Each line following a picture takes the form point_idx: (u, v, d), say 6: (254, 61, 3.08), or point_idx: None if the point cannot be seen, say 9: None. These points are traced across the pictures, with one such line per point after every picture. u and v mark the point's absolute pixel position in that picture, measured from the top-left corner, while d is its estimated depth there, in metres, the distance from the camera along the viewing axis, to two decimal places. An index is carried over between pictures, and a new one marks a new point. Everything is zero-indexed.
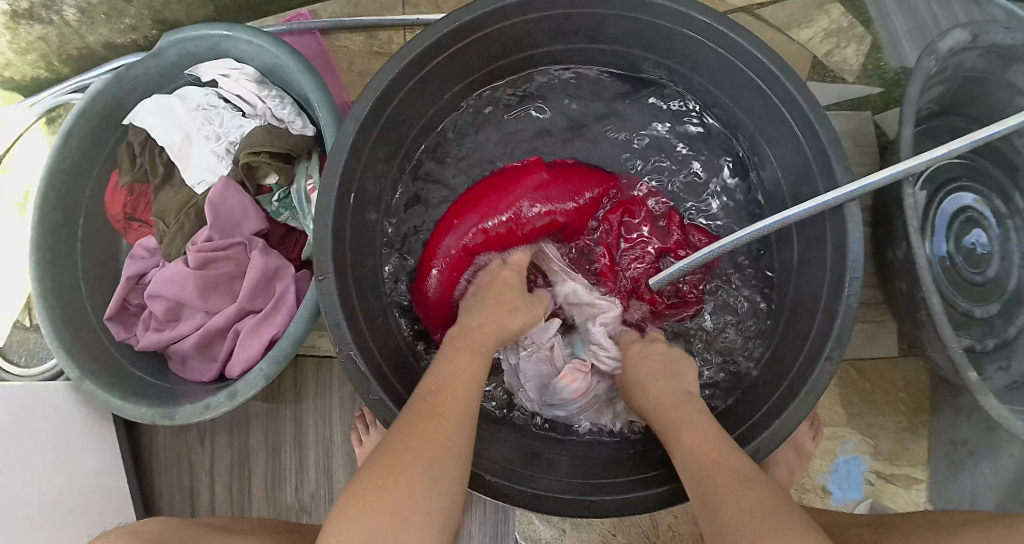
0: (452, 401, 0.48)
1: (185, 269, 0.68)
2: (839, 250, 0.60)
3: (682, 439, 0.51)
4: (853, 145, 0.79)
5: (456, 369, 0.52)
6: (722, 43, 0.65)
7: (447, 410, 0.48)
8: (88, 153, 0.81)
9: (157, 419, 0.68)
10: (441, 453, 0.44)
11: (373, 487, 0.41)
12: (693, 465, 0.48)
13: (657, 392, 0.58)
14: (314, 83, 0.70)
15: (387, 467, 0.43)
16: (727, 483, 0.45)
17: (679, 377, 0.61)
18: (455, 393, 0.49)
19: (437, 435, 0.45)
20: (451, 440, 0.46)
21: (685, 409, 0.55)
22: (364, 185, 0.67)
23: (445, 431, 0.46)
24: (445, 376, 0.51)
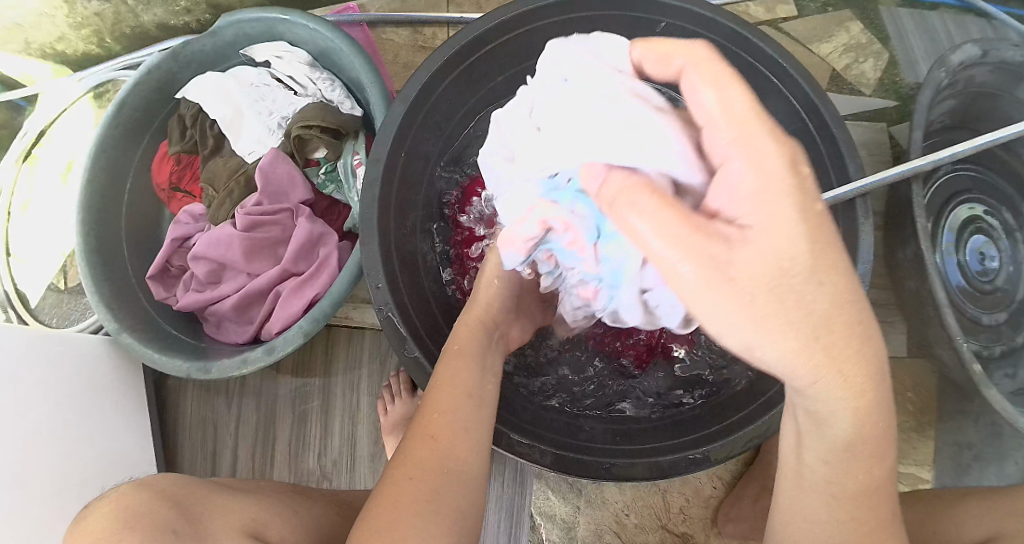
0: (444, 418, 0.47)
1: (232, 231, 0.72)
2: (849, 241, 0.64)
3: None
4: (868, 153, 0.83)
5: (443, 379, 0.50)
6: (747, 48, 0.69)
7: (439, 429, 0.46)
8: (139, 122, 0.84)
9: (193, 372, 0.70)
10: (437, 464, 0.44)
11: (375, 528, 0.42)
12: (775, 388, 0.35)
13: None
14: (364, 66, 0.75)
15: (389, 498, 0.43)
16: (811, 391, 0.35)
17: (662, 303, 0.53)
18: (449, 414, 0.47)
19: (431, 463, 0.44)
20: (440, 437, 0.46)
21: None
22: (410, 160, 0.71)
23: (439, 456, 0.45)
24: (433, 392, 0.49)
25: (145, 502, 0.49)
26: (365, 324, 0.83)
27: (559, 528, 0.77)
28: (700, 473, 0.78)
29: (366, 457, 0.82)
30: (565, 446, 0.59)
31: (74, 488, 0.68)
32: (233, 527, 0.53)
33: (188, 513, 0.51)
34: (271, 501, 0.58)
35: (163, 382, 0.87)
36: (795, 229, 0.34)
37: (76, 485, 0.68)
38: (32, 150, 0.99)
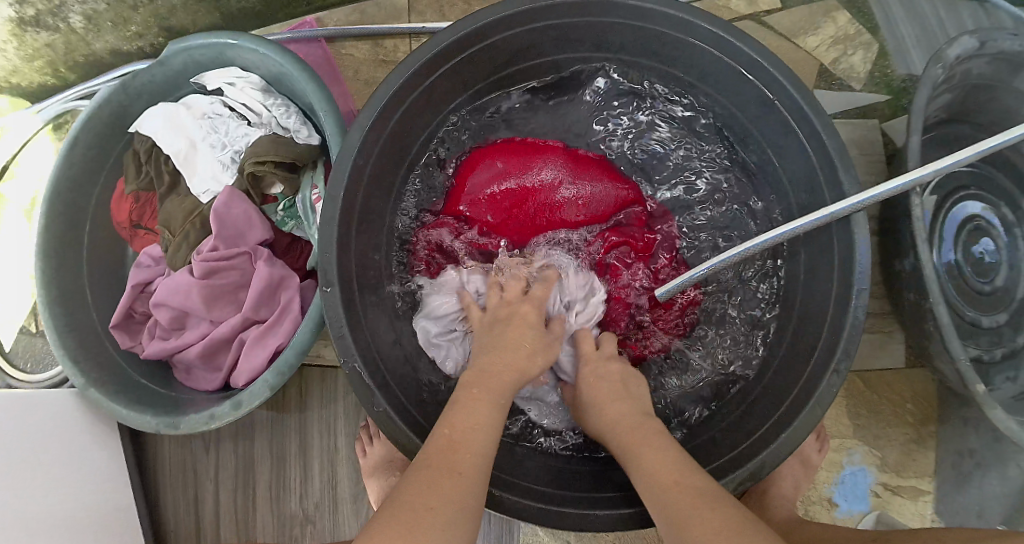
0: (463, 458, 0.48)
1: (189, 279, 0.68)
2: (846, 262, 0.60)
3: (641, 461, 0.52)
4: (860, 153, 0.78)
5: (468, 417, 0.52)
6: (729, 53, 0.64)
7: (465, 467, 0.48)
8: (94, 161, 0.81)
9: (163, 428, 0.68)
10: (458, 487, 0.46)
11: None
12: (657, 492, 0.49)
13: (610, 417, 0.57)
14: (316, 91, 0.70)
15: (406, 524, 0.43)
16: (699, 503, 0.46)
17: (635, 396, 0.59)
18: (469, 449, 0.49)
19: (451, 495, 0.45)
20: (462, 464, 0.48)
21: (640, 431, 0.55)
22: (370, 193, 0.67)
23: (459, 491, 0.46)
24: (444, 435, 0.50)
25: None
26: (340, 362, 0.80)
27: None
28: None
29: (349, 498, 0.80)
30: (536, 496, 0.58)
31: None
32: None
33: None
34: None
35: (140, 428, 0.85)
36: (629, 381, 0.61)
37: None
38: None
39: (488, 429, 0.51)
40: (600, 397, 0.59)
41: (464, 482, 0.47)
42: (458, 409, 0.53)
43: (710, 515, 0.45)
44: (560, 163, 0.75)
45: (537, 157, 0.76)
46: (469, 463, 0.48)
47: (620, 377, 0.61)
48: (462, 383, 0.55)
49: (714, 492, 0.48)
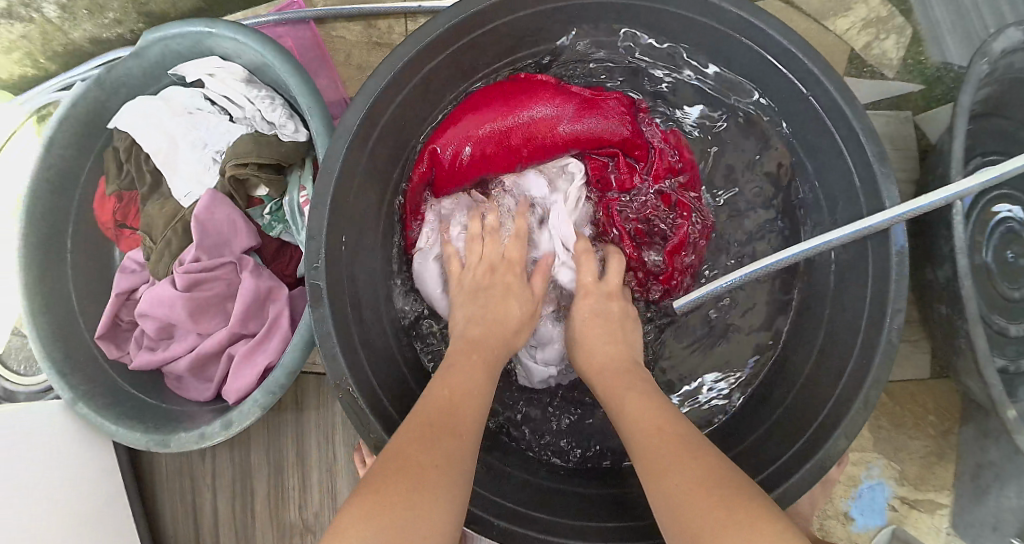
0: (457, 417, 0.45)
1: (172, 291, 0.64)
2: (880, 279, 0.56)
3: (623, 406, 0.50)
4: (893, 148, 0.72)
5: (463, 368, 0.51)
6: (761, 40, 0.59)
7: (462, 420, 0.45)
8: (74, 161, 0.77)
9: (153, 446, 0.65)
10: (448, 460, 0.42)
11: (392, 496, 0.38)
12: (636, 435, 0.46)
13: (599, 358, 0.57)
14: (296, 80, 0.65)
15: (406, 473, 0.40)
16: (676, 454, 0.42)
17: (629, 344, 0.59)
18: (467, 404, 0.47)
19: (451, 451, 0.42)
20: (462, 428, 0.45)
21: (626, 377, 0.54)
22: (359, 199, 0.63)
23: (459, 444, 0.44)
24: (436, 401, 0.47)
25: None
26: None
27: None
28: None
29: None
30: (532, 523, 0.56)
31: None
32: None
33: None
34: None
35: None
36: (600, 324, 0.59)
37: None
38: None
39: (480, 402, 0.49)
40: (586, 329, 0.59)
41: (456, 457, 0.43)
42: (454, 364, 0.51)
43: (684, 457, 0.42)
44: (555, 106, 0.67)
45: (526, 94, 0.67)
46: (468, 429, 0.45)
47: (602, 323, 0.59)
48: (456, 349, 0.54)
49: (687, 435, 0.44)
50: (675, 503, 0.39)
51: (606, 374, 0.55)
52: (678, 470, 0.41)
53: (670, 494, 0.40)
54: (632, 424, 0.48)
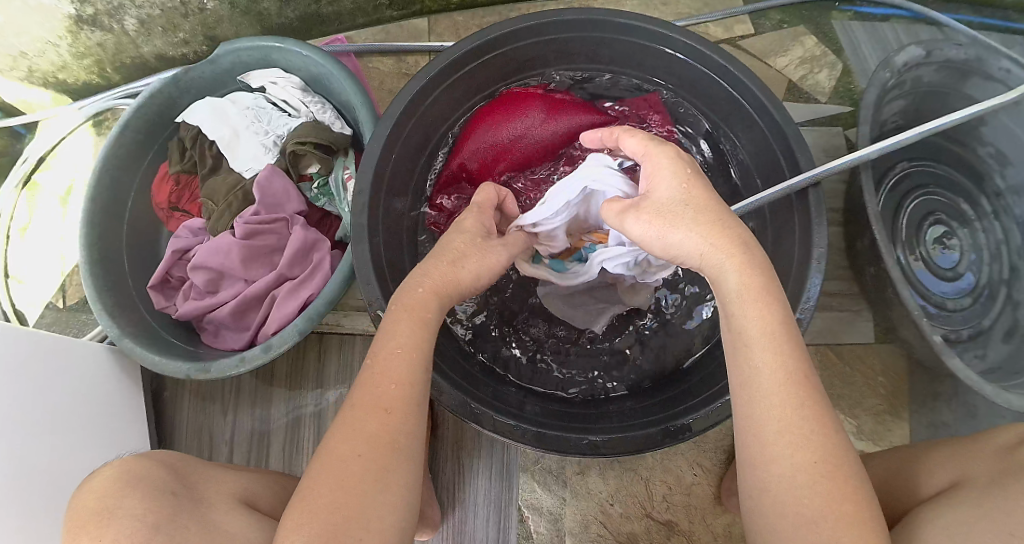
0: (390, 389, 0.49)
1: (231, 239, 0.77)
2: (805, 229, 0.69)
3: (759, 371, 0.47)
4: (827, 155, 0.92)
5: (402, 347, 0.51)
6: (702, 60, 0.75)
7: (393, 402, 0.48)
8: (140, 144, 0.89)
9: (192, 372, 0.73)
10: (389, 422, 0.48)
11: (328, 497, 0.44)
12: (765, 390, 0.46)
13: (766, 362, 0.46)
14: (355, 90, 0.81)
15: (335, 469, 0.46)
16: (800, 433, 0.44)
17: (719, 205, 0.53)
18: (389, 378, 0.49)
19: (379, 457, 0.46)
20: (390, 400, 0.48)
21: (797, 390, 0.45)
22: (399, 163, 0.76)
23: (388, 428, 0.48)
24: (370, 386, 0.49)
25: (145, 475, 0.56)
26: (356, 330, 0.88)
27: (547, 519, 0.80)
28: (680, 461, 0.81)
29: None
30: (533, 422, 0.63)
31: (60, 492, 0.69)
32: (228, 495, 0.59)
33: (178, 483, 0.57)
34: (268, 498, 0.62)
35: (162, 394, 0.90)
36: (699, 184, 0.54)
37: (63, 489, 0.69)
38: (33, 177, 1.03)
39: (415, 361, 0.50)
40: (687, 200, 0.53)
41: (393, 417, 0.48)
42: (387, 335, 0.51)
43: (815, 439, 0.44)
44: (539, 113, 0.83)
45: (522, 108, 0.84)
46: (397, 399, 0.48)
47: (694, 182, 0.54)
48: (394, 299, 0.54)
49: (818, 405, 0.45)
50: (793, 484, 0.44)
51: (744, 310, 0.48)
52: (803, 452, 0.44)
53: (791, 477, 0.44)
54: (764, 376, 0.46)
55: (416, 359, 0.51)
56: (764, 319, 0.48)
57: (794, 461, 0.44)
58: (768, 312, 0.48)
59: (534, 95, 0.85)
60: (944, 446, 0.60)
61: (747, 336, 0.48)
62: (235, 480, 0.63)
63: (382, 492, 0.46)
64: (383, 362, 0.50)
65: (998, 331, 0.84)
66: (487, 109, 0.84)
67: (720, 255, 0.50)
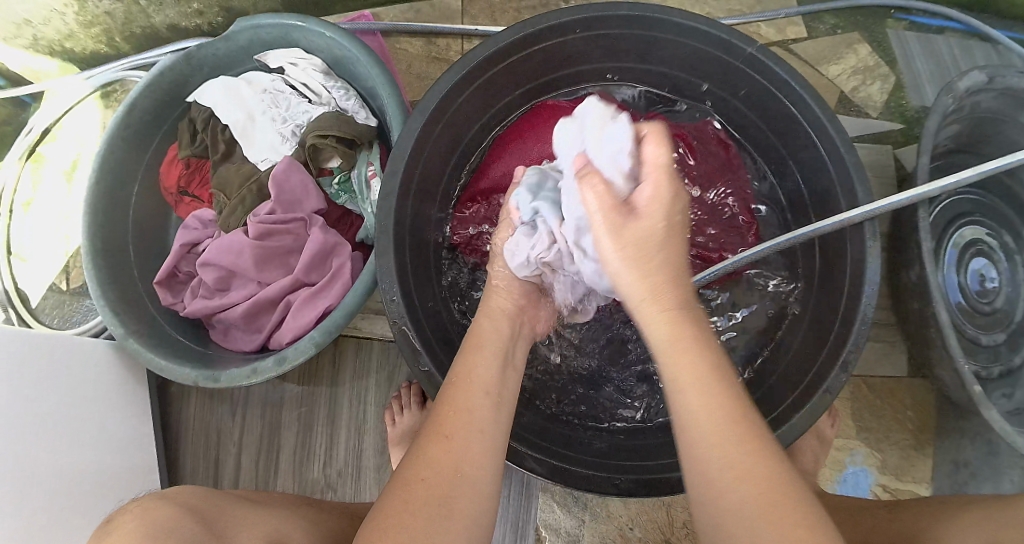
0: (461, 420, 0.51)
1: (245, 239, 0.73)
2: (857, 263, 0.67)
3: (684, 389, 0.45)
4: (874, 175, 0.89)
5: (459, 385, 0.53)
6: (759, 70, 0.70)
7: (455, 429, 0.50)
8: (149, 125, 0.84)
9: (200, 381, 0.71)
10: (449, 450, 0.49)
11: (398, 510, 0.46)
12: (688, 415, 0.44)
13: (683, 370, 0.45)
14: (381, 78, 0.75)
15: (405, 494, 0.47)
16: (736, 448, 0.42)
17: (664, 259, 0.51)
18: (466, 416, 0.51)
19: (445, 481, 0.47)
20: (452, 428, 0.50)
21: (737, 439, 0.42)
22: (426, 167, 0.71)
23: (454, 456, 0.49)
24: (449, 394, 0.53)
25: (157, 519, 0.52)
26: (374, 334, 0.83)
27: (565, 540, 0.78)
28: None
29: (370, 466, 0.82)
30: (563, 458, 0.63)
31: (56, 499, 0.66)
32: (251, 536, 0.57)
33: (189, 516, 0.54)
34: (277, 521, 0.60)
35: (167, 386, 0.87)
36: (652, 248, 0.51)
37: (58, 497, 0.66)
38: (38, 149, 0.97)
39: (477, 386, 0.53)
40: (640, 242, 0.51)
41: (455, 443, 0.49)
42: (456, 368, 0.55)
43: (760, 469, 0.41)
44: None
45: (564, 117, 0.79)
46: (459, 426, 0.50)
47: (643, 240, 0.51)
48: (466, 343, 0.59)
49: (766, 440, 0.43)
50: (720, 491, 0.41)
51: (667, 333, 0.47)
52: (731, 469, 0.41)
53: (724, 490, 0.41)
54: (685, 399, 0.45)
55: (493, 384, 0.54)
56: (700, 387, 0.44)
57: (723, 467, 0.41)
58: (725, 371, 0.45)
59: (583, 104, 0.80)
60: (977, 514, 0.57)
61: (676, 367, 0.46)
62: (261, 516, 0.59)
63: (445, 512, 0.46)
64: (460, 394, 0.53)
65: None
66: (538, 110, 0.81)
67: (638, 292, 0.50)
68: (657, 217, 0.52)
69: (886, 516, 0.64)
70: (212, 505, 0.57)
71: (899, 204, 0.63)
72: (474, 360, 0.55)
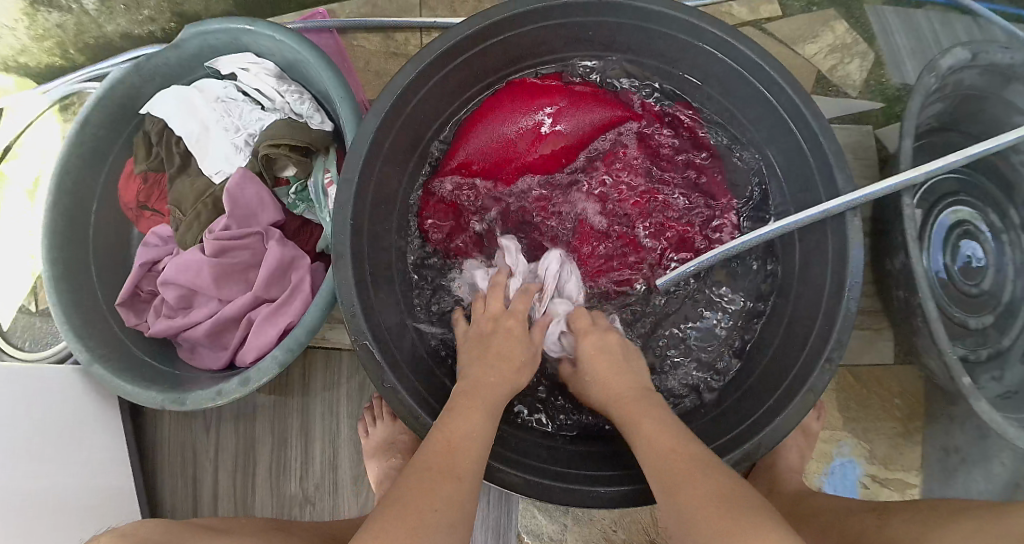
0: (467, 444, 0.53)
1: (202, 257, 0.72)
2: (840, 256, 0.65)
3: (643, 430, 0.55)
4: (854, 157, 0.86)
5: (465, 410, 0.56)
6: (731, 55, 0.66)
7: (460, 453, 0.52)
8: (103, 141, 0.82)
9: (168, 404, 0.69)
10: (456, 471, 0.51)
11: (400, 533, 0.46)
12: (655, 449, 0.53)
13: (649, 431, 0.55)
14: (334, 80, 0.72)
15: (407, 506, 0.48)
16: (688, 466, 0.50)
17: (635, 372, 0.64)
18: (468, 441, 0.53)
19: (449, 497, 0.49)
20: (460, 450, 0.52)
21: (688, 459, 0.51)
22: (384, 175, 0.68)
23: (458, 477, 0.51)
24: (453, 419, 0.55)
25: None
26: (342, 345, 0.81)
27: None
28: None
29: (349, 478, 0.81)
30: (538, 472, 0.62)
31: (28, 533, 0.65)
32: None
33: None
34: None
35: (141, 406, 0.86)
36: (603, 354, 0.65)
37: (31, 531, 0.65)
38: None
39: (480, 414, 0.56)
40: (601, 373, 0.63)
41: (461, 466, 0.52)
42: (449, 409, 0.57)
43: (735, 516, 0.46)
44: (551, 110, 0.76)
45: (528, 106, 0.76)
46: (465, 450, 0.53)
47: (608, 358, 0.64)
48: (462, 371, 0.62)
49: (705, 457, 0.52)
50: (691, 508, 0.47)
51: (616, 406, 0.60)
52: (690, 485, 0.49)
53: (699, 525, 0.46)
54: (653, 440, 0.54)
55: (492, 413, 0.57)
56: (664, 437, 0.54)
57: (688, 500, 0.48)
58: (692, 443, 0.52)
59: (546, 91, 0.77)
60: (962, 512, 0.55)
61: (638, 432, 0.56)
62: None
63: (444, 528, 0.47)
64: (461, 418, 0.55)
65: (1015, 353, 0.77)
66: (496, 97, 0.76)
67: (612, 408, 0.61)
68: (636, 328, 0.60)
69: (877, 524, 0.61)
70: (182, 536, 0.56)
71: (881, 192, 0.61)
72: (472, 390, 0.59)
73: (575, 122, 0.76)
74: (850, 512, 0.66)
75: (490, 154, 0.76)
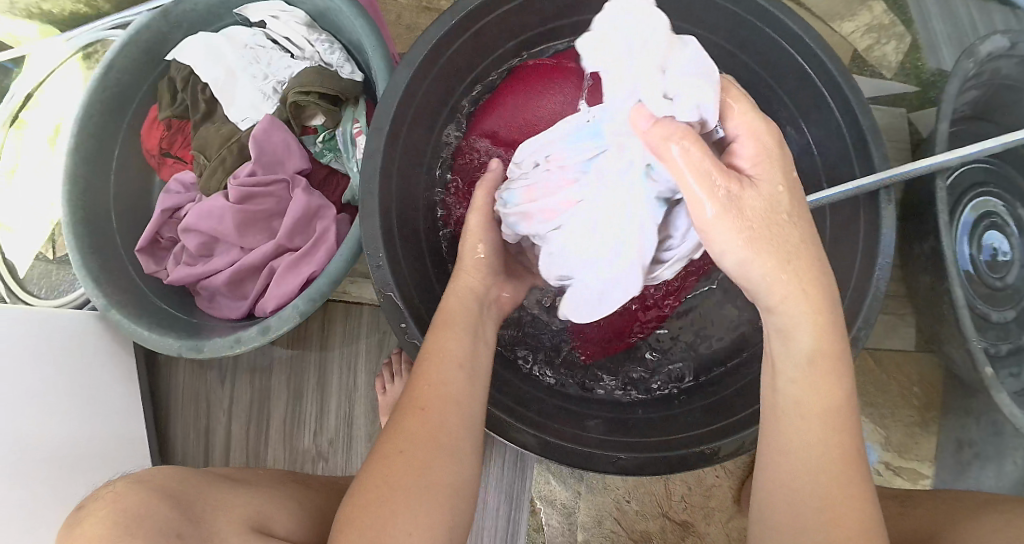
0: (435, 392, 0.49)
1: (225, 203, 0.71)
2: (871, 233, 0.63)
3: (801, 347, 0.44)
4: (888, 139, 0.84)
5: (434, 354, 0.51)
6: (775, 25, 0.65)
7: (430, 401, 0.48)
8: (129, 86, 0.81)
9: (185, 351, 0.69)
10: (426, 423, 0.47)
11: (377, 490, 0.45)
12: (792, 379, 0.45)
13: (820, 387, 0.44)
14: (366, 29, 0.70)
15: (383, 465, 0.46)
16: (834, 427, 0.44)
17: (774, 235, 0.44)
18: (434, 385, 0.49)
19: (421, 454, 0.46)
20: (428, 402, 0.48)
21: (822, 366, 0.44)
22: (413, 130, 0.67)
23: (430, 429, 0.47)
24: (424, 365, 0.50)
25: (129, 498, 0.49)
26: (365, 299, 0.81)
27: (559, 512, 0.77)
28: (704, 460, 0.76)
29: (362, 436, 0.81)
30: (553, 431, 0.61)
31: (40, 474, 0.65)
32: (234, 519, 0.53)
33: (179, 520, 0.49)
34: (250, 498, 0.57)
35: (156, 356, 0.85)
36: (767, 234, 0.43)
37: (42, 473, 0.65)
38: (20, 114, 0.92)
39: (453, 356, 0.51)
40: (751, 220, 0.43)
41: (431, 417, 0.48)
42: (429, 342, 0.52)
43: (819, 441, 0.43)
44: (573, 89, 0.74)
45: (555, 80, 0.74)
46: (434, 400, 0.48)
47: (773, 212, 0.44)
48: (441, 309, 0.55)
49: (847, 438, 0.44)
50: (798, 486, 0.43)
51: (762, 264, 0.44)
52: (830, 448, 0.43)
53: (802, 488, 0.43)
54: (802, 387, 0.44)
55: (463, 356, 0.51)
56: (817, 343, 0.44)
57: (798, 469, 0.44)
58: (804, 218, 0.46)
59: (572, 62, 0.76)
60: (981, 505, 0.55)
61: (803, 340, 0.45)
62: (244, 498, 0.57)
63: (417, 488, 0.45)
64: (430, 368, 0.50)
65: None
66: (523, 71, 0.76)
67: (769, 270, 0.44)
68: (767, 182, 0.45)
69: (900, 511, 0.61)
70: (197, 487, 0.55)
71: (921, 170, 0.59)
72: (447, 330, 0.52)
73: (594, 104, 0.74)
74: (872, 495, 0.66)
75: (516, 129, 0.75)
